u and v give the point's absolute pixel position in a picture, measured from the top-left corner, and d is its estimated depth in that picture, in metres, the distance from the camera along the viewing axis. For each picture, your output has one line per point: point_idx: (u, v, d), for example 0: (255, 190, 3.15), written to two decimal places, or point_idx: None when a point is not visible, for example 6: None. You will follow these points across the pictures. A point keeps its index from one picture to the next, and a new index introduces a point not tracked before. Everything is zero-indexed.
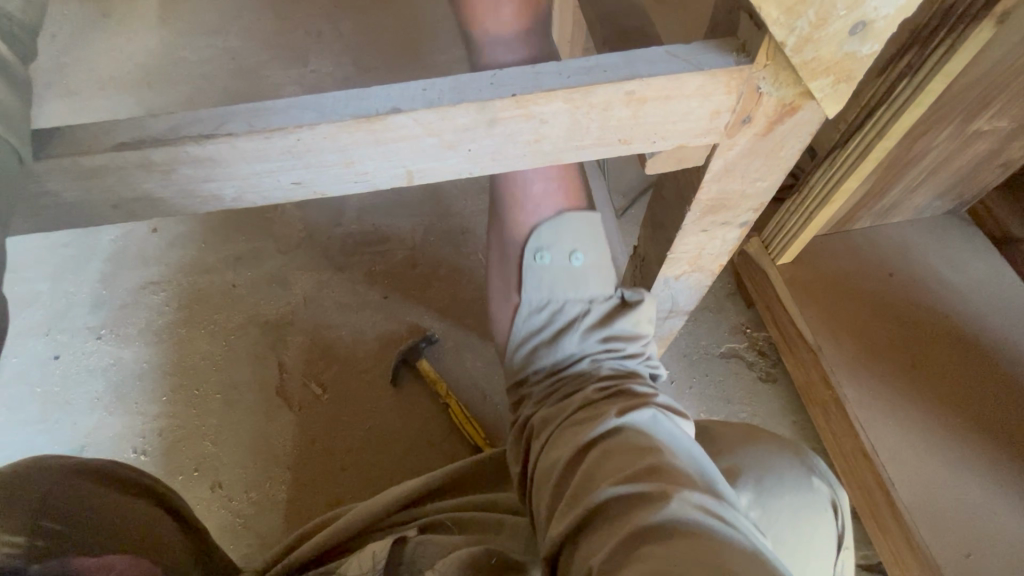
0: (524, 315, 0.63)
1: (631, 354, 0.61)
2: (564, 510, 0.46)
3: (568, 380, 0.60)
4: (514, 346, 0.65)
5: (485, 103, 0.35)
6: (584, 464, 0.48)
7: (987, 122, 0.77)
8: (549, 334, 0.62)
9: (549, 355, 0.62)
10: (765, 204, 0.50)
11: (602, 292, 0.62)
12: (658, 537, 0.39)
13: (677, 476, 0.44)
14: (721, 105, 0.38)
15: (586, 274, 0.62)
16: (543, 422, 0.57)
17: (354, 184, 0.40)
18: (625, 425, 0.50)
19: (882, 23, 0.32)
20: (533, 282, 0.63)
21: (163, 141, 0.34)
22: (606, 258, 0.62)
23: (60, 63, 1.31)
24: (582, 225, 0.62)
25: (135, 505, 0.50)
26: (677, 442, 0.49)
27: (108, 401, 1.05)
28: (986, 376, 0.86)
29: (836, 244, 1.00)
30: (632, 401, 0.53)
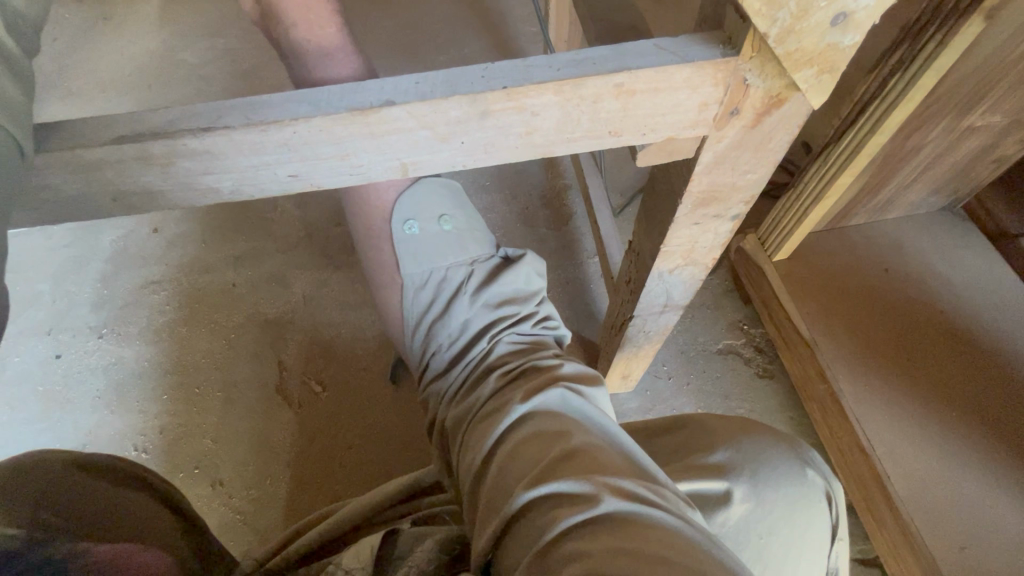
0: (410, 295, 0.65)
1: (525, 314, 0.65)
2: (484, 521, 0.46)
3: (470, 359, 0.62)
4: (413, 333, 0.67)
5: (477, 95, 0.36)
6: (497, 460, 0.49)
7: (980, 118, 0.78)
8: (441, 312, 0.64)
9: (447, 335, 0.64)
10: (755, 196, 0.51)
11: (482, 254, 0.65)
12: (581, 534, 0.40)
13: (590, 463, 0.45)
14: (709, 97, 0.39)
15: (457, 237, 0.65)
16: (455, 417, 0.59)
17: (350, 176, 0.41)
18: (533, 410, 0.52)
19: (863, 14, 0.33)
20: (411, 259, 0.64)
21: (163, 134, 0.35)
22: (473, 220, 0.67)
23: (62, 66, 1.32)
24: (439, 190, 0.65)
25: (133, 499, 0.50)
26: (586, 421, 0.51)
27: (109, 399, 1.05)
28: (971, 363, 0.87)
29: (831, 241, 1.01)
30: (539, 380, 0.56)
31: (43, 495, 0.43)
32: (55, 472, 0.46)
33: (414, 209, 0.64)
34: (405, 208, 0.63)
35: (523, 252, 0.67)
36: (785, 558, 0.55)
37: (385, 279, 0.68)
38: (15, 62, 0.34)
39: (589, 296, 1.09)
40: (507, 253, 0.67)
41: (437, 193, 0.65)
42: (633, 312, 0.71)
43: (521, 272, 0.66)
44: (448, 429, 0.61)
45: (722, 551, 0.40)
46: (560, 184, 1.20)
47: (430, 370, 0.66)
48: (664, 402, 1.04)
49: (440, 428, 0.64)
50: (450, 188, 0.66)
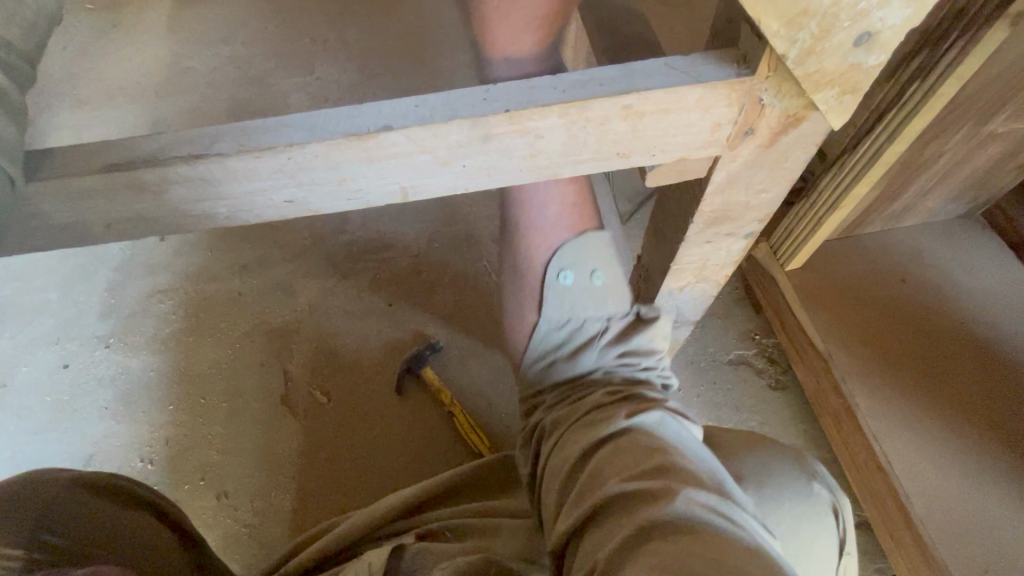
0: (543, 331, 0.62)
1: (645, 365, 0.60)
2: (571, 508, 0.46)
3: (579, 387, 0.60)
4: (530, 362, 0.65)
5: (478, 119, 0.34)
6: (592, 461, 0.49)
7: (1002, 125, 0.75)
8: (567, 354, 0.62)
9: (565, 372, 0.62)
10: (770, 215, 0.49)
11: (620, 308, 0.61)
12: (666, 535, 0.39)
13: (683, 476, 0.43)
14: (722, 117, 0.37)
15: (605, 291, 0.61)
16: (554, 423, 0.57)
17: (348, 201, 0.39)
18: (633, 426, 0.50)
19: (889, 33, 0.31)
20: (554, 302, 0.61)
21: (152, 162, 0.34)
22: (625, 277, 0.62)
23: (71, 74, 1.33)
24: (600, 240, 0.61)
25: (138, 521, 0.48)
26: (686, 446, 0.48)
27: (116, 409, 1.05)
28: (999, 377, 0.84)
29: (846, 249, 0.98)
30: (645, 403, 0.53)
31: (44, 510, 0.43)
32: (57, 486, 0.46)
33: (575, 255, 0.60)
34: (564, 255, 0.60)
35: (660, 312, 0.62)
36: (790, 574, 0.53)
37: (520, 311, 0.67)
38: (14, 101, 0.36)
39: None
40: (642, 310, 0.62)
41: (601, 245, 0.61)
42: None
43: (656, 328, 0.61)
44: (541, 433, 0.59)
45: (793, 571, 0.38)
46: None
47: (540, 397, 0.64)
48: None
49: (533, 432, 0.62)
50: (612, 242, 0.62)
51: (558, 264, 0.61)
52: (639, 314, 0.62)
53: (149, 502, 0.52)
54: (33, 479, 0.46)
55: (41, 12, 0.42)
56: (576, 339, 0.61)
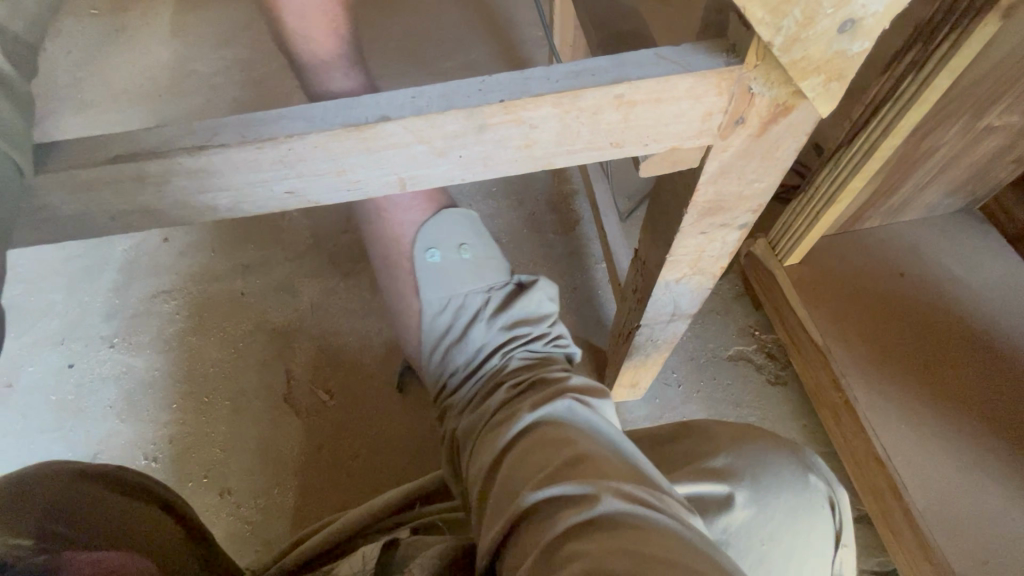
0: (430, 318, 0.67)
1: (537, 334, 0.66)
2: (491, 523, 0.46)
3: (482, 375, 0.64)
4: (429, 355, 0.69)
5: (473, 110, 0.35)
6: (507, 464, 0.50)
7: (997, 118, 0.76)
8: (457, 336, 0.67)
9: (462, 355, 0.66)
10: (763, 205, 0.50)
11: (498, 281, 0.67)
12: (581, 534, 0.39)
13: (594, 468, 0.45)
14: (713, 106, 0.38)
15: (475, 264, 0.67)
16: (467, 426, 0.61)
17: (347, 193, 0.40)
18: (541, 420, 0.52)
19: (872, 20, 0.32)
20: (432, 287, 0.67)
21: (157, 154, 0.35)
22: (491, 250, 0.69)
23: (76, 78, 1.35)
24: (456, 219, 0.68)
25: (145, 514, 0.50)
26: (591, 430, 0.51)
27: (120, 408, 1.06)
28: (991, 370, 0.85)
29: (844, 244, 0.98)
30: (548, 392, 0.56)
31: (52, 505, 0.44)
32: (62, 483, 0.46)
33: (435, 238, 0.67)
34: (427, 238, 0.66)
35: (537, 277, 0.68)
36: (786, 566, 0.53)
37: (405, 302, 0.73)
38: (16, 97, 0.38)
39: (596, 302, 1.08)
40: (521, 279, 0.68)
41: (456, 223, 0.68)
42: (640, 321, 0.70)
43: (534, 295, 0.67)
44: (459, 438, 0.62)
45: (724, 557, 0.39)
46: (567, 189, 1.19)
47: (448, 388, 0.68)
48: (673, 409, 1.02)
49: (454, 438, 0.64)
50: (470, 219, 0.69)
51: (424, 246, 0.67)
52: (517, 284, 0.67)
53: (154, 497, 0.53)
54: (45, 477, 0.46)
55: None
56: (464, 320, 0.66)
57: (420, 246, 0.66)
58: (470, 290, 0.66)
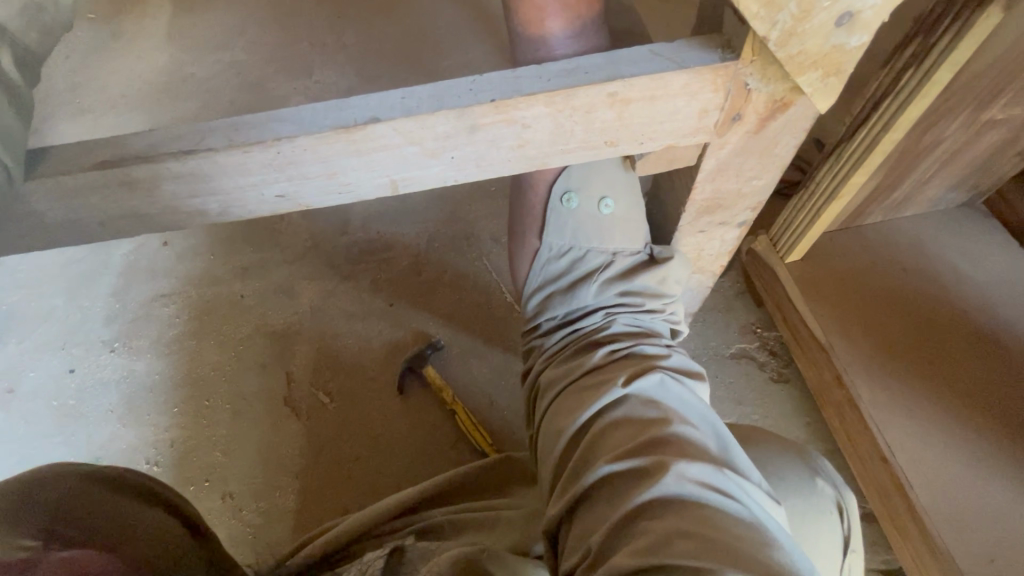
0: (544, 257, 0.58)
1: (650, 308, 0.56)
2: (566, 486, 0.47)
3: (578, 332, 0.56)
4: (527, 294, 0.61)
5: (464, 110, 0.34)
6: (588, 434, 0.48)
7: (1001, 111, 0.75)
8: (565, 287, 0.57)
9: (562, 306, 0.58)
10: (762, 202, 0.49)
11: (630, 244, 0.56)
12: (654, 514, 0.40)
13: (678, 449, 0.44)
14: (708, 103, 0.37)
15: (612, 223, 0.56)
16: (549, 377, 0.55)
17: (339, 196, 0.40)
18: (629, 394, 0.49)
19: (870, 13, 0.31)
20: (557, 224, 0.57)
21: (144, 158, 0.34)
22: (637, 208, 0.56)
23: (74, 82, 1.34)
24: (615, 169, 0.55)
25: (163, 521, 0.49)
26: (684, 411, 0.48)
27: (121, 413, 1.06)
28: (997, 365, 0.84)
29: (846, 240, 0.97)
30: (642, 363, 0.51)
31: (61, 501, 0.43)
32: (69, 480, 0.45)
33: (582, 178, 0.55)
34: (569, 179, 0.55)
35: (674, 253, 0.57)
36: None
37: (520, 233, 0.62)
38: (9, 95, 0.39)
39: None
40: (654, 251, 0.57)
41: (613, 170, 0.55)
42: None
43: (664, 270, 0.56)
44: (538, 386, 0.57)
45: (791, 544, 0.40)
46: None
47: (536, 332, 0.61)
48: None
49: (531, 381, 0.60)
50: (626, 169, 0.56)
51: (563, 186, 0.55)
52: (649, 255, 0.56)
53: (173, 505, 0.52)
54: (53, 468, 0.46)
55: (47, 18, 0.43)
56: (578, 272, 0.56)
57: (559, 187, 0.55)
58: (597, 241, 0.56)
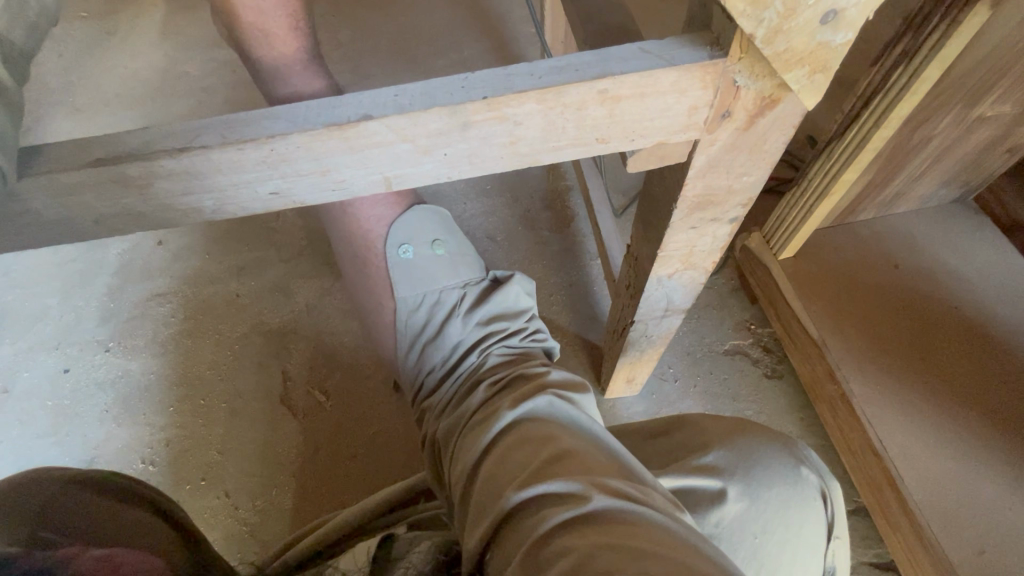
0: (408, 316, 0.72)
1: (514, 328, 0.70)
2: (476, 520, 0.45)
3: (461, 374, 0.67)
4: (409, 352, 0.73)
5: (456, 107, 0.35)
6: (488, 463, 0.49)
7: (989, 108, 0.76)
8: (435, 331, 0.71)
9: (439, 354, 0.70)
10: (753, 199, 0.50)
11: (474, 278, 0.72)
12: (571, 530, 0.39)
13: (579, 461, 0.45)
14: (698, 100, 0.38)
15: (450, 261, 0.72)
16: (447, 426, 0.62)
17: (333, 192, 0.40)
18: (522, 416, 0.53)
19: (854, 11, 0.32)
20: (409, 285, 0.71)
21: (138, 156, 0.34)
22: (463, 247, 0.74)
23: (67, 81, 1.34)
24: (429, 217, 0.73)
25: (157, 525, 0.46)
26: (575, 426, 0.51)
27: (117, 412, 1.06)
28: (975, 360, 0.85)
29: (839, 237, 0.98)
30: (529, 389, 0.57)
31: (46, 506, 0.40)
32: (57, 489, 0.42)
33: (409, 233, 0.71)
34: (400, 236, 0.71)
35: (512, 273, 0.73)
36: (779, 557, 0.53)
37: (379, 299, 0.75)
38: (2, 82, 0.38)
39: (592, 299, 1.08)
40: (496, 275, 0.73)
41: (428, 221, 0.72)
42: (634, 317, 0.70)
43: (509, 291, 0.72)
44: (440, 439, 0.63)
45: (713, 549, 0.39)
46: (561, 185, 1.18)
47: (426, 389, 0.71)
48: (670, 404, 1.02)
49: (433, 440, 0.65)
50: (440, 217, 0.74)
51: (398, 244, 0.71)
52: (492, 280, 0.73)
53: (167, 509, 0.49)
54: (22, 475, 0.42)
55: (42, 12, 0.42)
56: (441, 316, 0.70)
57: (393, 245, 0.71)
58: (447, 286, 0.71)
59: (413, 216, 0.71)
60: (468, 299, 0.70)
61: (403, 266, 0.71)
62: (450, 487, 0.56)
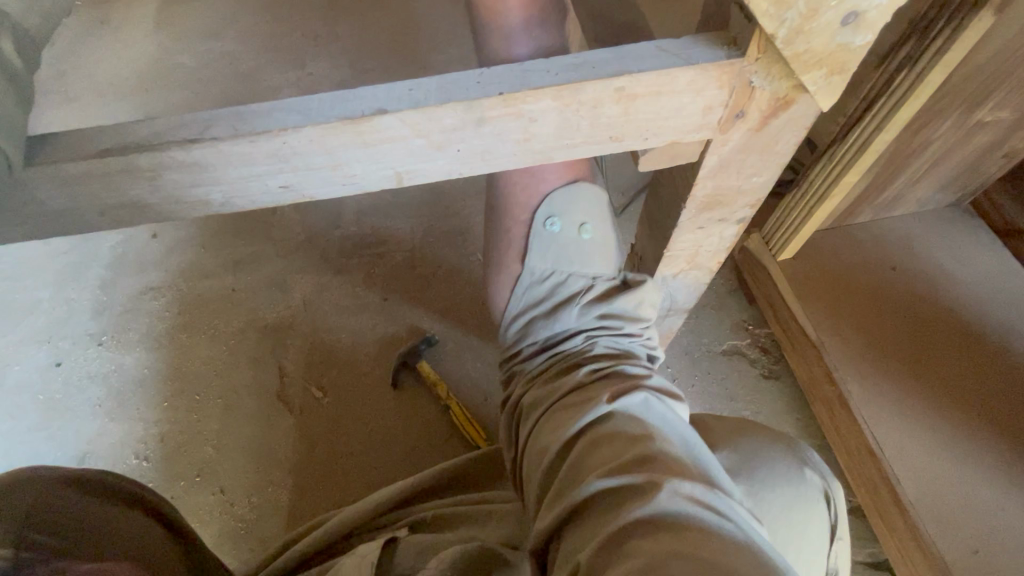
0: (527, 282, 0.63)
1: (628, 331, 0.60)
2: (552, 502, 0.46)
3: (558, 353, 0.60)
4: (509, 322, 0.65)
5: (472, 102, 0.35)
6: (574, 451, 0.48)
7: (989, 113, 0.76)
8: (547, 313, 0.62)
9: (545, 333, 0.62)
10: (762, 199, 0.50)
11: (607, 270, 0.62)
12: (645, 532, 0.38)
13: (665, 466, 0.43)
14: (713, 100, 0.38)
15: (593, 246, 0.61)
16: (533, 401, 0.58)
17: (343, 187, 0.40)
18: (614, 410, 0.50)
19: (875, 13, 0.32)
20: (541, 250, 0.62)
21: (145, 147, 0.34)
22: (610, 243, 0.62)
23: (59, 71, 1.32)
24: (587, 196, 0.61)
25: (144, 524, 0.45)
26: (666, 427, 0.48)
27: (110, 407, 1.04)
28: (984, 364, 0.86)
29: (837, 239, 0.99)
30: (625, 384, 0.53)
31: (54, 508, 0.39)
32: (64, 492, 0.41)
33: (565, 206, 0.61)
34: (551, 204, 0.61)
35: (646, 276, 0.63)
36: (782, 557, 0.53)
37: (502, 259, 0.67)
38: (14, 69, 0.37)
39: None
40: (628, 276, 0.63)
41: (587, 200, 0.61)
42: None
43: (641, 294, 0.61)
44: (524, 412, 0.59)
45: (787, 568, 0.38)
46: None
47: (515, 356, 0.65)
48: None
49: (512, 407, 0.62)
50: (601, 198, 0.62)
51: (546, 211, 0.61)
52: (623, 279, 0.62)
53: (164, 513, 0.48)
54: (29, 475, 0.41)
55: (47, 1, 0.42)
56: (561, 294, 0.61)
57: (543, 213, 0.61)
58: (580, 266, 0.61)
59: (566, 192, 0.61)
60: (595, 290, 0.60)
61: (547, 234, 0.62)
62: (528, 457, 0.55)
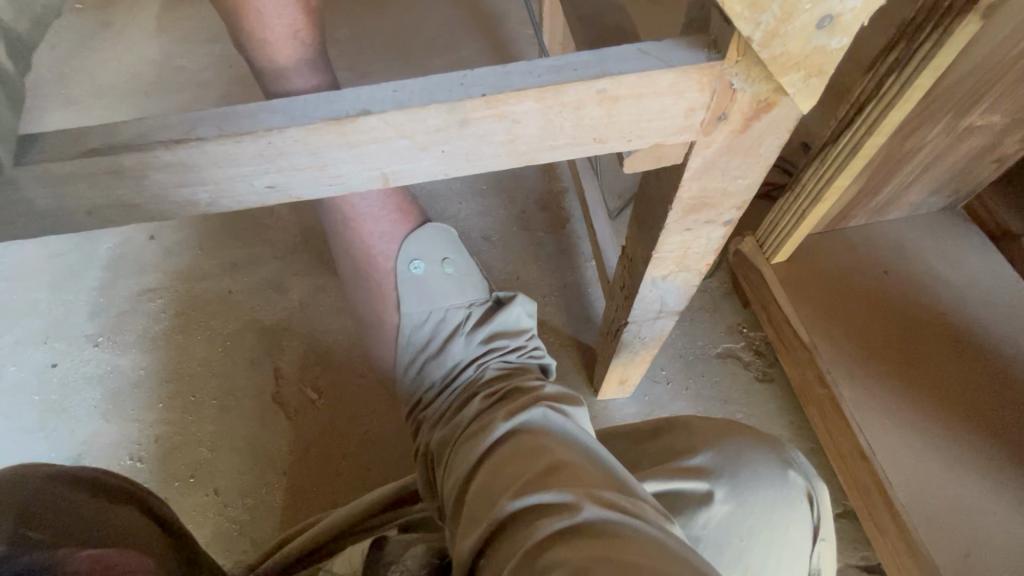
0: (412, 330, 0.68)
1: (514, 346, 0.67)
2: (467, 531, 0.45)
3: (458, 385, 0.65)
4: (406, 368, 0.70)
5: (455, 103, 0.35)
6: (481, 476, 0.48)
7: (980, 117, 0.77)
8: (436, 349, 0.68)
9: (439, 371, 0.67)
10: (747, 202, 0.50)
11: (479, 296, 0.69)
12: (561, 542, 0.38)
13: (570, 474, 0.44)
14: (695, 102, 0.38)
15: (458, 280, 0.69)
16: (442, 438, 0.60)
17: (329, 187, 0.40)
18: (516, 428, 0.51)
19: (850, 16, 0.32)
20: (414, 299, 0.68)
21: (132, 147, 0.34)
22: (474, 270, 0.70)
23: (59, 74, 1.32)
24: (439, 236, 0.69)
25: (132, 517, 0.44)
26: (569, 437, 0.50)
27: (105, 407, 1.05)
28: (971, 367, 0.86)
29: (831, 242, 0.99)
30: (522, 401, 0.55)
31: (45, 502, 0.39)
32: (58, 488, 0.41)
33: (422, 249, 0.68)
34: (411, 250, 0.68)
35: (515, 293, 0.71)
36: (764, 560, 0.53)
37: (378, 314, 0.71)
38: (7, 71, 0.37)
39: (586, 300, 1.08)
40: (500, 295, 0.71)
41: (437, 237, 0.69)
42: (627, 317, 0.70)
43: (513, 312, 0.69)
44: (434, 450, 0.60)
45: (702, 562, 0.39)
46: (557, 187, 1.19)
47: (421, 402, 0.68)
48: (663, 406, 1.02)
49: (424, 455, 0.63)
50: (450, 233, 0.71)
51: (409, 258, 0.68)
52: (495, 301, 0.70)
53: (156, 510, 0.48)
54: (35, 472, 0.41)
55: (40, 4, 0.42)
56: (444, 332, 0.68)
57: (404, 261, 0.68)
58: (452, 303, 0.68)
59: (421, 235, 0.68)
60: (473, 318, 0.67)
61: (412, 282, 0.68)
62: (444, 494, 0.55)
